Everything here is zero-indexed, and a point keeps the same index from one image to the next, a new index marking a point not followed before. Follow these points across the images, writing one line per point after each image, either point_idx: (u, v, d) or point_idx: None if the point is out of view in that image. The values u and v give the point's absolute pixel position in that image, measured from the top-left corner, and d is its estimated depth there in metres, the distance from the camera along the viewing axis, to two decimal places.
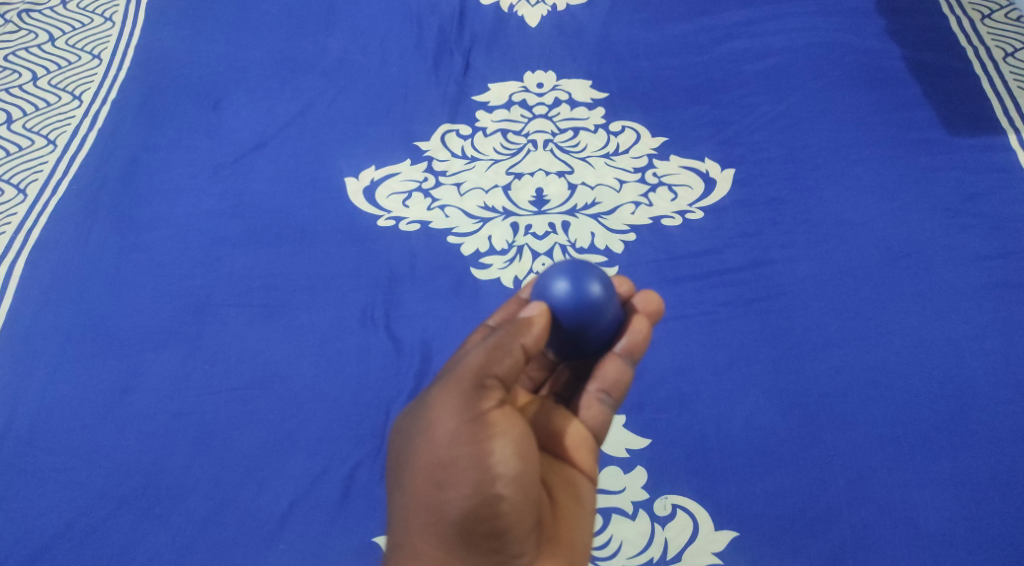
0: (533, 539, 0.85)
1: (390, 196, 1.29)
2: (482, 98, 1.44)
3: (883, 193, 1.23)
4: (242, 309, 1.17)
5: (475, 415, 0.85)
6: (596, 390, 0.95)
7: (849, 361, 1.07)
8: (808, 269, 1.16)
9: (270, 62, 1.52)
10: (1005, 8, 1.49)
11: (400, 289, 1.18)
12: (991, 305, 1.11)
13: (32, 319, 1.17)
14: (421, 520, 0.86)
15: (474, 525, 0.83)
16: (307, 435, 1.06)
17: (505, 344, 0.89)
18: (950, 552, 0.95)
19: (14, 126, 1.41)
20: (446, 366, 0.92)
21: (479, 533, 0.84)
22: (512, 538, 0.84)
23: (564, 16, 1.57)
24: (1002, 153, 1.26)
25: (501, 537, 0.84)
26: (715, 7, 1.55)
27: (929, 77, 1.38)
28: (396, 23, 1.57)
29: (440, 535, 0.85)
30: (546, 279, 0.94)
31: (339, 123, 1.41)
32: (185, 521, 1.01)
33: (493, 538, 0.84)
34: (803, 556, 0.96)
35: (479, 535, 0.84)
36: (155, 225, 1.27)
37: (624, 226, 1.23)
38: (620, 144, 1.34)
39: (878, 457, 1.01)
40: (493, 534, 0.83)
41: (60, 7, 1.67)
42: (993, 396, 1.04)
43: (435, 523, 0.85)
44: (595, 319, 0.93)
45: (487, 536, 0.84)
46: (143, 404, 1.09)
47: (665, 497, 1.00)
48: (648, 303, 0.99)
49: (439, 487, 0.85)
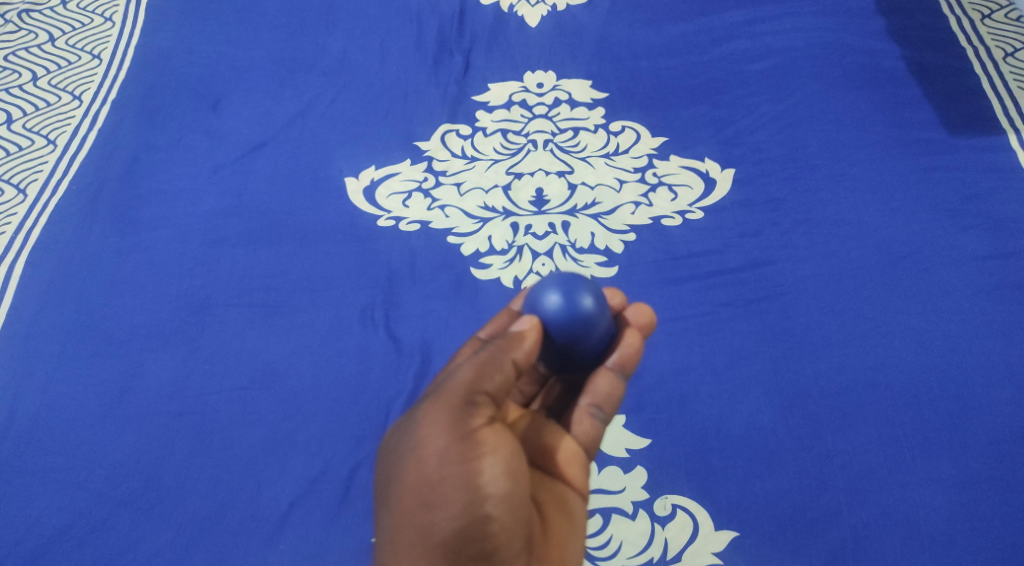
0: (522, 560, 0.86)
1: (390, 195, 1.29)
2: (482, 98, 1.44)
3: (883, 194, 1.23)
4: (242, 309, 1.17)
5: (464, 433, 0.86)
6: (588, 404, 0.96)
7: (849, 362, 1.07)
8: (808, 269, 1.16)
9: (270, 62, 1.52)
10: (1005, 9, 1.49)
11: (400, 289, 1.18)
12: (991, 305, 1.11)
13: (32, 319, 1.17)
14: (408, 542, 0.86)
15: (462, 546, 0.84)
16: (308, 435, 1.06)
17: (496, 359, 0.89)
18: (950, 552, 0.95)
19: (14, 126, 1.41)
20: (436, 382, 0.92)
21: (467, 554, 0.84)
22: (501, 559, 0.84)
23: (564, 15, 1.57)
24: (1001, 153, 1.26)
25: (489, 558, 0.84)
26: (715, 7, 1.55)
27: (929, 77, 1.38)
28: (397, 23, 1.57)
29: (427, 557, 0.85)
30: (539, 292, 0.95)
31: (339, 123, 1.41)
32: (185, 522, 1.01)
33: (481, 560, 0.84)
34: (803, 556, 0.96)
35: (467, 556, 0.84)
36: (156, 225, 1.27)
37: (624, 226, 1.23)
38: (620, 144, 1.34)
39: (878, 457, 1.01)
40: (480, 555, 0.84)
41: (60, 7, 1.67)
42: (992, 396, 1.04)
43: (422, 544, 0.85)
44: (587, 332, 0.93)
45: (475, 558, 0.84)
46: (144, 404, 1.09)
47: (665, 497, 1.00)
48: (640, 315, 0.99)
49: (427, 507, 0.85)
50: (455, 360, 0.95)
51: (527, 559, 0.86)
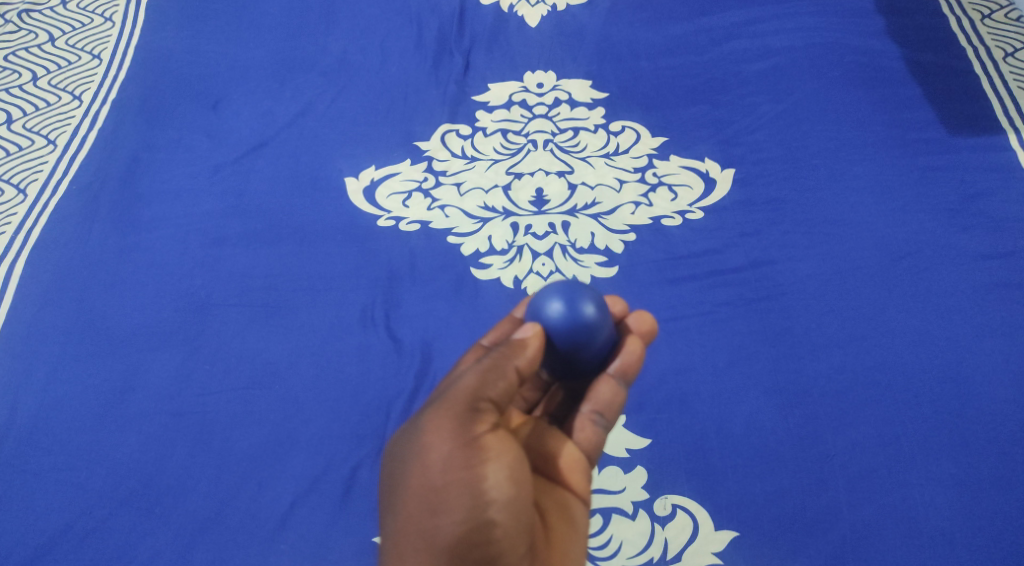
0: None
1: (390, 195, 1.29)
2: (482, 98, 1.44)
3: (883, 193, 1.23)
4: (242, 309, 1.17)
5: (468, 440, 0.86)
6: (590, 411, 0.96)
7: (849, 361, 1.07)
8: (808, 269, 1.16)
9: (270, 62, 1.52)
10: (1005, 8, 1.49)
11: (400, 289, 1.18)
12: (991, 305, 1.11)
13: (32, 319, 1.17)
14: (412, 548, 0.85)
15: (466, 551, 0.83)
16: (308, 435, 1.06)
17: (499, 366, 0.89)
18: (950, 552, 0.95)
19: (14, 126, 1.41)
20: (439, 389, 0.92)
21: (471, 559, 0.84)
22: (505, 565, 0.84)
23: (564, 15, 1.57)
24: (1001, 153, 1.26)
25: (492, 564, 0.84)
26: (715, 7, 1.55)
27: (929, 77, 1.38)
28: (397, 23, 1.57)
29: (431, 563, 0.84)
30: (541, 299, 0.95)
31: (339, 123, 1.41)
32: (185, 521, 1.01)
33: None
34: (804, 556, 0.96)
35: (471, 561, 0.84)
36: (156, 225, 1.27)
37: (624, 226, 1.23)
38: (620, 144, 1.34)
39: (878, 457, 1.01)
40: (484, 561, 0.83)
41: (60, 7, 1.67)
42: (993, 396, 1.04)
43: (427, 550, 0.85)
44: (589, 339, 0.93)
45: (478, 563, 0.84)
46: (144, 404, 1.09)
47: (665, 497, 1.00)
48: (641, 323, 0.99)
49: (431, 512, 0.85)
50: (459, 368, 0.95)
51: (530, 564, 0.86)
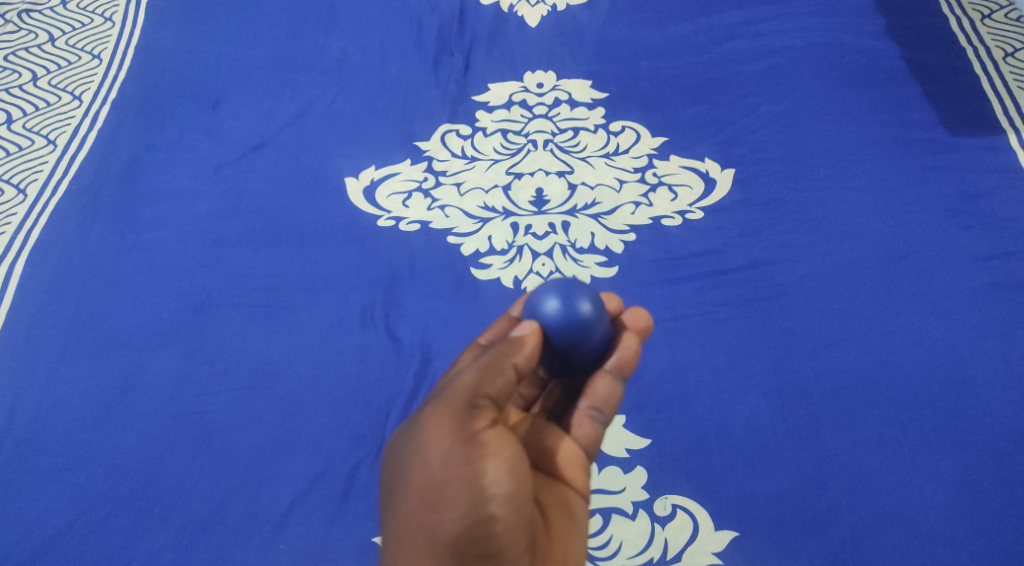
0: (526, 560, 0.86)
1: (390, 196, 1.29)
2: (482, 98, 1.44)
3: (882, 193, 1.23)
4: (242, 309, 1.17)
5: (467, 435, 0.86)
6: (588, 407, 0.96)
7: (849, 362, 1.07)
8: (808, 269, 1.16)
9: (270, 62, 1.52)
10: (1005, 8, 1.49)
11: (400, 289, 1.18)
12: (992, 305, 1.11)
13: (32, 320, 1.17)
14: (415, 543, 0.85)
15: (467, 546, 0.84)
16: (308, 435, 1.06)
17: (498, 362, 0.89)
18: (950, 552, 0.95)
19: (14, 126, 1.41)
20: (438, 387, 0.93)
21: (473, 555, 0.84)
22: (507, 559, 0.84)
23: (563, 15, 1.57)
24: (1002, 153, 1.26)
25: (494, 558, 0.84)
26: (716, 7, 1.55)
27: (930, 78, 1.38)
28: (397, 23, 1.57)
29: (434, 558, 0.85)
30: (537, 297, 0.95)
31: (339, 123, 1.41)
32: (185, 521, 1.01)
33: (487, 560, 0.84)
34: (804, 556, 0.96)
35: (472, 556, 0.84)
36: (156, 225, 1.27)
37: (624, 226, 1.23)
38: (620, 144, 1.34)
39: (879, 458, 1.01)
40: (487, 555, 0.84)
41: (60, 7, 1.67)
42: (992, 395, 1.04)
43: (427, 546, 0.85)
44: (586, 337, 0.93)
45: (479, 558, 0.84)
46: (145, 404, 1.09)
47: (665, 497, 1.00)
48: (637, 319, 1.00)
49: (432, 508, 0.85)
50: (456, 366, 0.96)
51: (530, 557, 0.86)
